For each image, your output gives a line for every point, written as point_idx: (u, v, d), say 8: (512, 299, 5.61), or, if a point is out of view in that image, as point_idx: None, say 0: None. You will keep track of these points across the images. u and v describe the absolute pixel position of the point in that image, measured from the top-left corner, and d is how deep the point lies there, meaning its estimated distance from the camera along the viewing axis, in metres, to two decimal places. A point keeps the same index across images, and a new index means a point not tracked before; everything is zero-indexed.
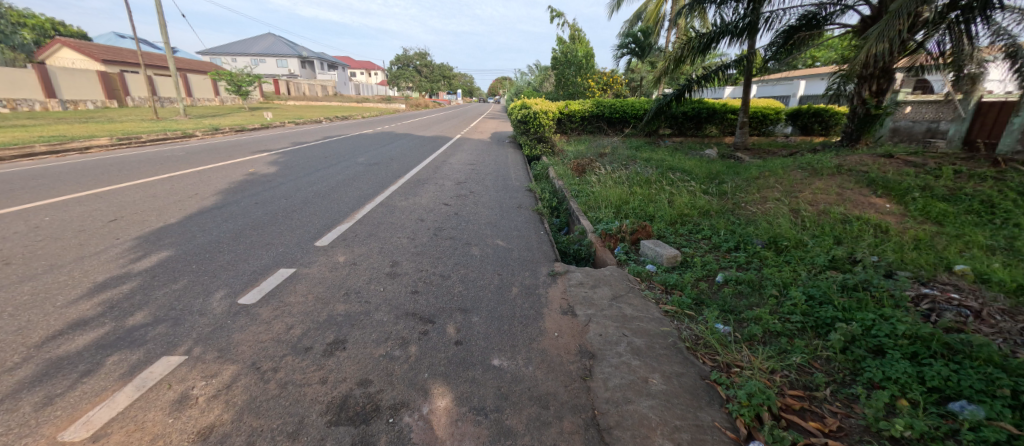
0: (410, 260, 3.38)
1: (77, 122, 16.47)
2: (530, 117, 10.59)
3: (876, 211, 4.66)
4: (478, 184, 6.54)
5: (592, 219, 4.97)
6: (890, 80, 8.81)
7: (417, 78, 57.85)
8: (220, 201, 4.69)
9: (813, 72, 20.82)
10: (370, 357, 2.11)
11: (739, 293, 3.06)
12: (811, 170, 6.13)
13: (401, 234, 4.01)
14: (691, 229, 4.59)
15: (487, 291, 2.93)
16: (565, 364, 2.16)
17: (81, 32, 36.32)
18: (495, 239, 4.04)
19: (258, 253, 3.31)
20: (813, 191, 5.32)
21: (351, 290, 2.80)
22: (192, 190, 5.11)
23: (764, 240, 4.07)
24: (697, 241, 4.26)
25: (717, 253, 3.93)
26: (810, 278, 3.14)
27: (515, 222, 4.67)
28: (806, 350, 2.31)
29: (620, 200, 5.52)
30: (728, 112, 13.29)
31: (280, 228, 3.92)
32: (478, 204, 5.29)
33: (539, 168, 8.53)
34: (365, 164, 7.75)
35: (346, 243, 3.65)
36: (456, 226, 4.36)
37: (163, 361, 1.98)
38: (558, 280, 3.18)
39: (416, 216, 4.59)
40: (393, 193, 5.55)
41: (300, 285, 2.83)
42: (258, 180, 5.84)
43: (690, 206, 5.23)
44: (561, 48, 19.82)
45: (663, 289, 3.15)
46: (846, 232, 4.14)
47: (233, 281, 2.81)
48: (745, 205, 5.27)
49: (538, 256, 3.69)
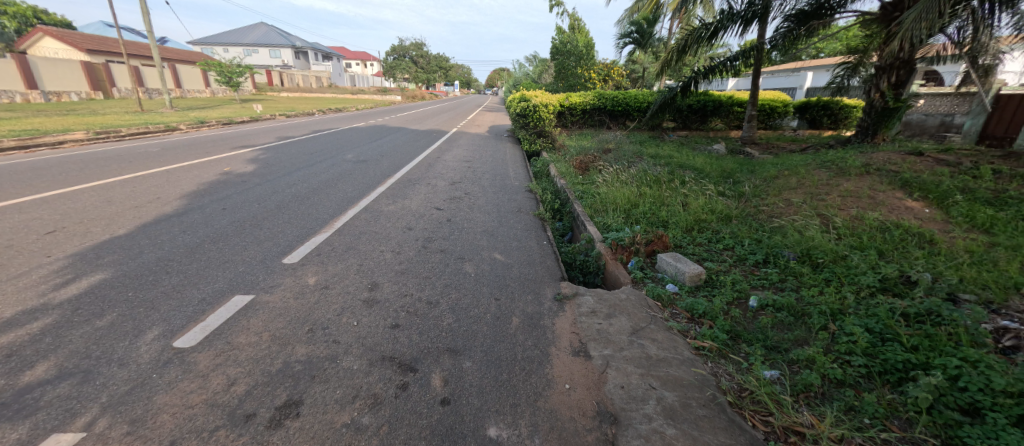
0: (393, 281, 2.89)
1: (55, 115, 15.75)
2: (529, 110, 9.93)
3: (915, 218, 4.18)
4: (473, 184, 6.04)
5: (600, 225, 4.49)
6: (911, 71, 8.21)
7: (414, 69, 56.81)
8: (183, 207, 4.18)
9: (822, 63, 20.19)
10: (328, 429, 1.62)
11: (781, 324, 2.60)
12: (835, 170, 5.63)
13: (385, 246, 3.52)
14: (710, 237, 4.12)
15: (482, 324, 2.45)
16: (581, 434, 1.68)
17: (67, 22, 35.35)
18: (492, 252, 3.54)
19: (213, 274, 2.82)
20: (841, 194, 4.83)
21: (318, 324, 2.32)
22: (154, 193, 4.59)
23: (795, 252, 3.61)
24: (719, 253, 3.79)
25: (744, 268, 3.47)
26: (860, 305, 2.68)
27: (515, 229, 4.19)
28: (881, 408, 1.85)
29: (629, 204, 5.05)
30: (735, 105, 12.75)
31: (245, 240, 3.42)
32: (473, 208, 4.80)
33: (539, 165, 8.05)
34: (353, 161, 7.22)
35: (320, 259, 3.14)
36: (448, 235, 3.87)
37: (50, 441, 1.49)
38: (565, 307, 2.70)
39: (403, 224, 4.10)
40: (381, 196, 5.05)
41: (256, 318, 2.33)
42: (232, 181, 5.32)
43: (707, 210, 4.76)
44: (561, 38, 19.15)
45: (689, 318, 2.67)
46: (887, 244, 3.65)
47: (174, 314, 2.32)
48: (766, 209, 4.81)
49: (542, 273, 3.21)
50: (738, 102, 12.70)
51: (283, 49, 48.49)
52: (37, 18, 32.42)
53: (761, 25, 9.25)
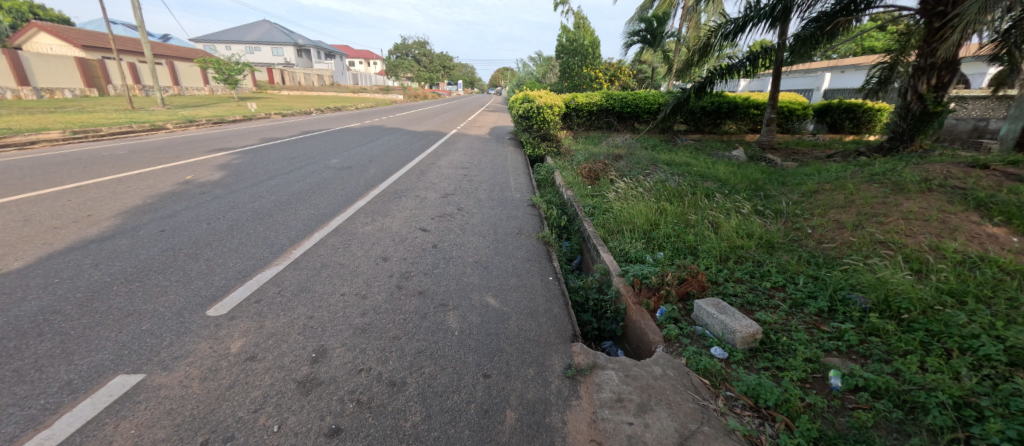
0: (347, 345, 2.16)
1: (40, 112, 15.17)
2: (533, 112, 9.15)
3: (1005, 250, 3.35)
4: (468, 196, 5.31)
5: (615, 252, 3.77)
6: (954, 72, 7.40)
7: (416, 68, 56.19)
8: (113, 228, 3.47)
9: (837, 63, 19.34)
10: None
11: (887, 423, 1.83)
12: (888, 184, 4.78)
13: (347, 286, 2.77)
14: (751, 271, 3.38)
15: (462, 426, 1.70)
16: None
17: (64, 17, 35.07)
18: (485, 295, 2.80)
19: (103, 335, 2.09)
20: (903, 215, 4.02)
21: (218, 432, 1.57)
22: (87, 208, 3.90)
23: (868, 297, 2.85)
24: (768, 295, 3.04)
25: (806, 319, 2.71)
26: (992, 392, 1.90)
27: (513, 259, 3.44)
28: None
29: (648, 224, 4.31)
30: (751, 107, 11.96)
31: (169, 279, 2.69)
32: (465, 228, 4.07)
33: (544, 172, 7.35)
34: (336, 167, 6.52)
35: (257, 309, 2.40)
36: (431, 269, 3.13)
37: None
38: (581, 390, 1.95)
39: (378, 252, 3.36)
40: (357, 213, 4.32)
41: (129, 421, 1.60)
42: (188, 193, 4.61)
43: (743, 234, 4.00)
44: (566, 37, 18.41)
45: (753, 408, 1.91)
46: (987, 287, 2.83)
47: (8, 415, 1.59)
48: (813, 233, 4.05)
49: (548, 330, 2.45)
50: (755, 104, 11.88)
51: (285, 47, 48.00)
52: (33, 13, 31.94)
53: (784, 24, 8.42)
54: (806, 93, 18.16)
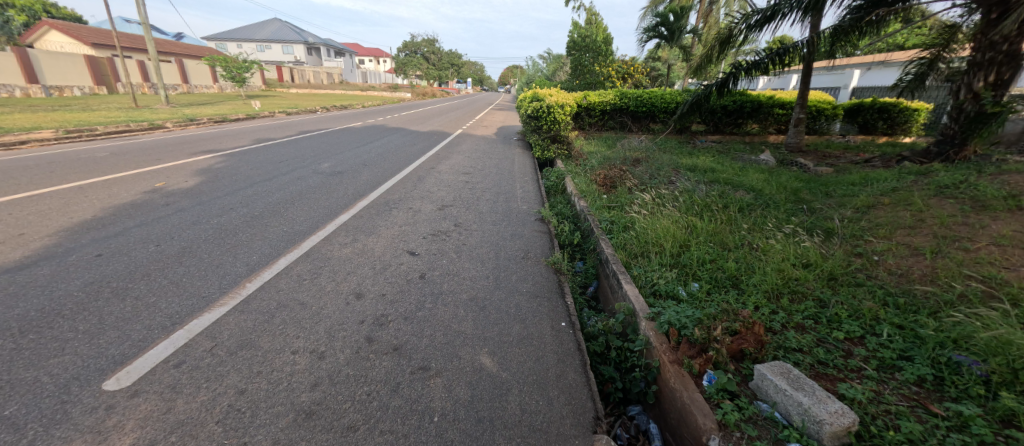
0: (279, 443, 1.54)
1: (41, 110, 14.90)
2: (542, 111, 8.46)
3: None
4: (468, 209, 4.68)
5: (640, 281, 3.13)
6: (1018, 69, 6.29)
7: (426, 65, 55.60)
8: (41, 252, 2.92)
9: (869, 59, 18.20)
10: None
11: None
12: (966, 201, 4.02)
13: (303, 340, 2.15)
14: (815, 314, 2.71)
15: None
16: None
17: (76, 16, 35.28)
18: (479, 355, 2.15)
19: None
20: (996, 240, 3.26)
21: None
22: (23, 225, 3.35)
23: (986, 363, 2.11)
24: (845, 352, 2.36)
25: (904, 392, 2.03)
26: None
27: (517, 296, 2.80)
28: None
29: (678, 247, 3.64)
30: (777, 106, 11.08)
31: (75, 329, 2.10)
32: (461, 252, 3.44)
33: (554, 178, 6.69)
34: (326, 172, 5.94)
35: (172, 380, 1.80)
36: (414, 311, 2.50)
37: None
38: None
39: (352, 286, 2.75)
40: (338, 230, 3.72)
41: None
42: (149, 205, 4.05)
43: (795, 261, 3.33)
44: (578, 34, 17.71)
45: None
46: None
47: None
48: (882, 261, 3.33)
49: (561, 413, 1.81)
50: (781, 103, 11.02)
51: (295, 44, 47.75)
52: (45, 11, 32.15)
53: (818, 14, 7.43)
54: (834, 91, 17.15)
